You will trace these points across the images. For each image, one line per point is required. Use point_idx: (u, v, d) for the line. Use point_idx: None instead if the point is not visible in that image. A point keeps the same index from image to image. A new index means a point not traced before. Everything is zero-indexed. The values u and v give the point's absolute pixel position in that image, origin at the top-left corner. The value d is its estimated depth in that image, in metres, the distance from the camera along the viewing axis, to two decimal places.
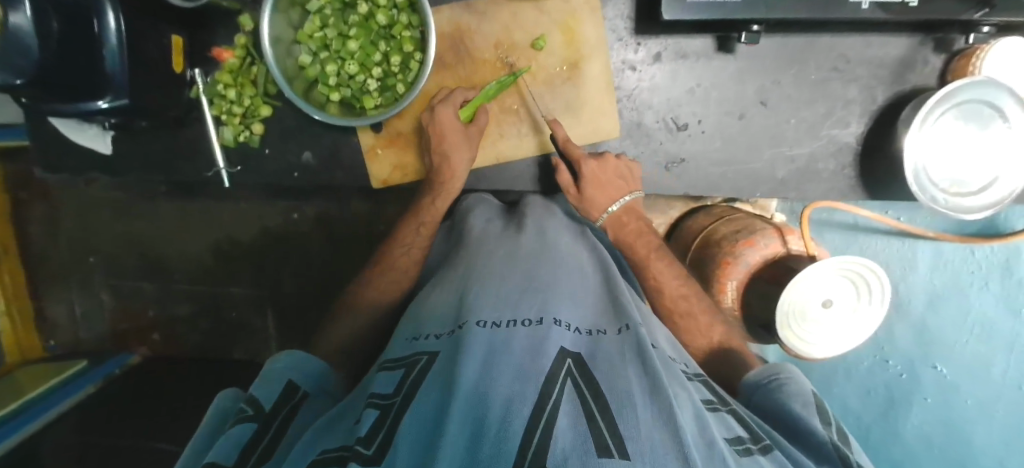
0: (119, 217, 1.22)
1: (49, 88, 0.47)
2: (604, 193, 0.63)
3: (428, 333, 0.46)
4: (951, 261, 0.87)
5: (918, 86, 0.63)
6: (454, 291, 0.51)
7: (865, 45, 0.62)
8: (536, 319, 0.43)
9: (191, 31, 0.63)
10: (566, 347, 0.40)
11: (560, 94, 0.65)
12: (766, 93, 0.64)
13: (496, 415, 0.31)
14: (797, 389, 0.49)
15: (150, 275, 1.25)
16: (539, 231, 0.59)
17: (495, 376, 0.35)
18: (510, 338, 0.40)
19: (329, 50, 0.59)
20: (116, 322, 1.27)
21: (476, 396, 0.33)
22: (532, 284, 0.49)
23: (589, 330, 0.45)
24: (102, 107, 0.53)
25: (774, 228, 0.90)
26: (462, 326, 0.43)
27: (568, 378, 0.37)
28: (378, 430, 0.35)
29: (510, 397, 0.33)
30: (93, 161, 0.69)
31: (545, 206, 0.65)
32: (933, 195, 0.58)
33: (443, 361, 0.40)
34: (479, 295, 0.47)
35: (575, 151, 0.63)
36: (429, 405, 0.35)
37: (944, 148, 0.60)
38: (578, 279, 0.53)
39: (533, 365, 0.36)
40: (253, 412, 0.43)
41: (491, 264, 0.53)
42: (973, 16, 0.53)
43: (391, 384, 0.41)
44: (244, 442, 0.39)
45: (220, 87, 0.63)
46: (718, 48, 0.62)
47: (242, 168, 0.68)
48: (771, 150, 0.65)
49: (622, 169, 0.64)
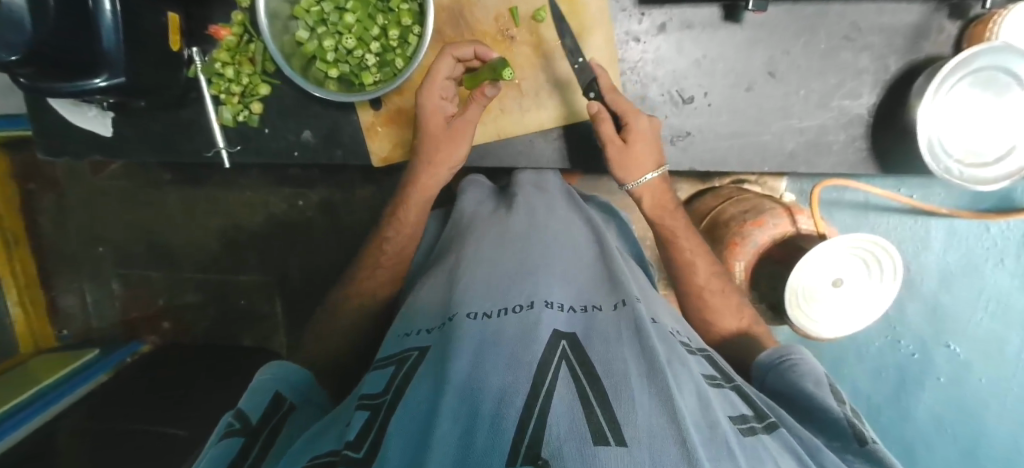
0: (126, 206, 1.22)
1: (43, 62, 0.47)
2: (632, 157, 0.59)
3: (420, 328, 0.46)
4: (965, 237, 0.85)
5: (932, 55, 0.61)
6: (445, 282, 0.51)
7: (877, 13, 0.60)
8: (527, 304, 0.42)
9: (188, 8, 0.62)
10: (560, 329, 0.40)
11: (562, 67, 0.63)
12: (774, 63, 0.62)
13: (488, 408, 0.31)
14: (810, 368, 0.51)
15: (159, 264, 1.26)
16: (529, 210, 0.58)
17: (486, 370, 0.34)
18: (502, 326, 0.39)
19: (327, 24, 0.58)
20: (126, 311, 1.28)
21: (468, 389, 0.33)
22: (524, 267, 0.48)
23: (584, 307, 0.45)
24: (100, 85, 0.53)
25: (783, 208, 0.90)
26: (452, 318, 0.42)
27: (562, 361, 0.36)
28: (368, 434, 0.35)
29: (503, 388, 0.33)
30: (94, 145, 0.69)
31: (536, 185, 0.64)
32: (947, 167, 0.57)
33: (433, 354, 0.40)
34: (468, 285, 0.46)
35: (627, 107, 0.58)
36: (422, 398, 0.35)
37: (957, 117, 0.58)
38: (571, 255, 0.52)
39: (525, 352, 0.36)
40: (241, 427, 0.43)
41: (481, 249, 0.52)
42: None
43: (381, 383, 0.41)
44: (231, 456, 0.39)
45: (218, 66, 0.62)
46: (725, 17, 0.60)
47: (242, 148, 0.67)
48: (780, 122, 0.63)
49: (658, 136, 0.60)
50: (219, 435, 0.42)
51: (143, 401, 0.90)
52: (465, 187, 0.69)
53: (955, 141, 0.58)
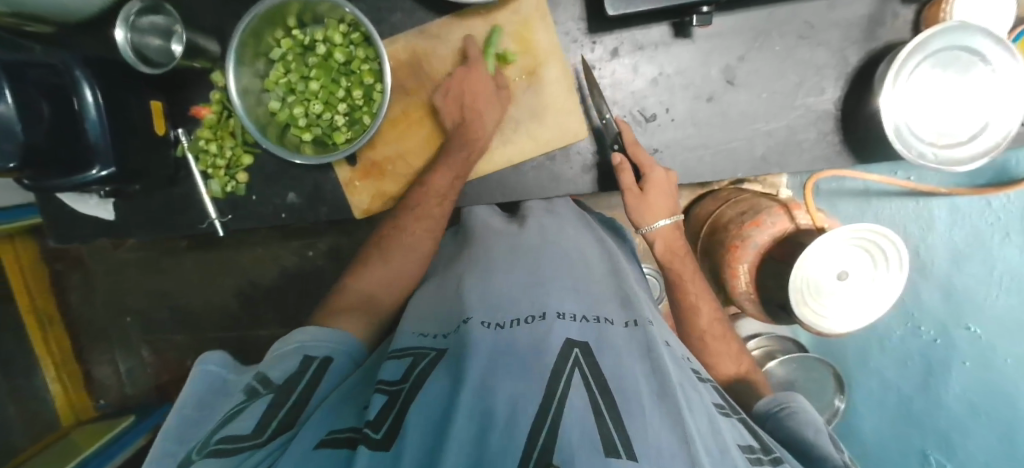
0: (147, 276, 1.28)
1: (38, 157, 0.51)
2: (649, 205, 0.62)
3: (435, 333, 0.48)
4: (969, 214, 0.82)
5: (891, 42, 0.61)
6: (450, 294, 0.53)
7: (828, 8, 0.60)
8: (539, 315, 0.44)
9: (171, 95, 0.67)
10: (572, 338, 0.41)
11: (523, 102, 0.64)
12: (732, 71, 0.62)
13: (502, 412, 0.33)
14: (806, 416, 0.51)
15: (182, 327, 1.30)
16: (539, 227, 0.60)
17: (500, 379, 0.36)
18: (514, 337, 0.41)
19: (296, 93, 0.62)
20: (157, 376, 1.33)
21: (483, 391, 0.35)
22: (536, 278, 0.50)
23: (596, 318, 0.45)
24: (101, 175, 0.57)
25: (780, 205, 0.89)
26: (464, 322, 0.44)
27: (574, 370, 0.37)
28: (388, 414, 0.36)
29: (516, 396, 0.35)
30: (101, 228, 0.73)
31: (547, 209, 0.64)
32: (920, 152, 0.56)
33: (449, 358, 0.41)
34: (483, 293, 0.48)
35: (646, 159, 0.61)
36: (435, 392, 0.37)
37: (924, 100, 0.57)
38: (580, 267, 0.54)
39: (538, 362, 0.38)
40: (265, 391, 0.43)
41: (493, 259, 0.54)
42: None
43: (399, 371, 0.42)
44: (261, 419, 0.40)
45: (202, 143, 0.66)
46: (675, 34, 0.62)
47: (233, 216, 0.70)
48: (746, 128, 0.64)
49: (674, 191, 0.63)
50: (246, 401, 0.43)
51: None
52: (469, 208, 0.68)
53: (927, 126, 0.58)
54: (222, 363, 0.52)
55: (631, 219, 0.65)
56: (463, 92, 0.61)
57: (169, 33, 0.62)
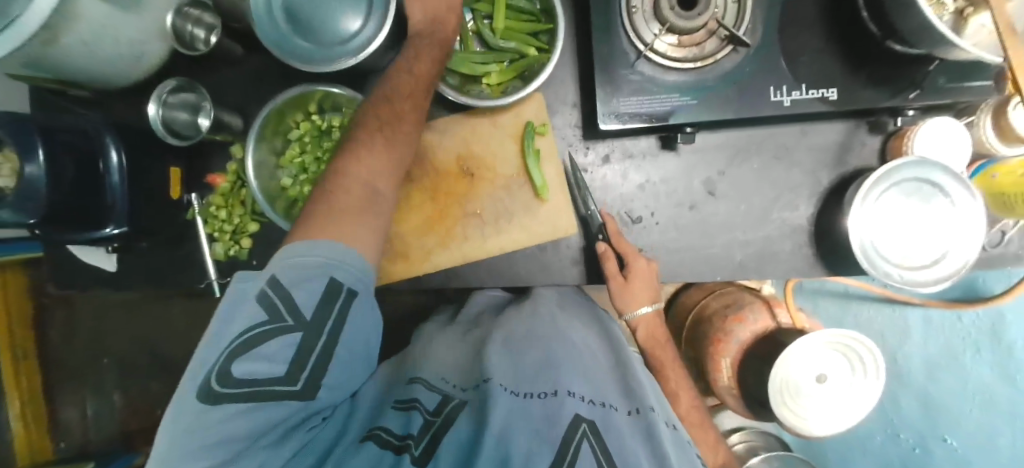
0: (134, 318, 1.27)
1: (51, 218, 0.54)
2: (635, 296, 0.65)
3: (455, 385, 0.55)
4: (942, 327, 0.87)
5: (859, 167, 0.67)
6: (470, 357, 0.60)
7: (802, 134, 0.67)
8: (551, 392, 0.49)
9: (190, 160, 0.70)
10: (581, 414, 0.47)
11: (518, 198, 0.67)
12: (713, 184, 0.68)
13: (517, 464, 0.40)
14: None
15: (160, 373, 1.28)
16: (549, 316, 0.63)
17: (517, 436, 0.43)
18: (528, 407, 0.48)
19: (308, 171, 0.67)
20: (126, 421, 1.29)
21: (503, 441, 0.42)
22: (549, 362, 0.55)
23: (603, 403, 0.50)
24: (112, 232, 0.61)
25: (762, 301, 0.94)
26: (486, 382, 0.51)
27: (582, 441, 0.43)
28: (427, 432, 0.46)
29: (529, 454, 0.42)
30: (98, 279, 0.74)
31: (558, 302, 0.68)
32: (886, 271, 0.60)
33: (471, 410, 0.48)
34: (499, 364, 0.55)
35: (631, 250, 0.64)
36: (464, 431, 0.45)
37: (888, 223, 0.62)
38: (589, 357, 0.59)
39: (551, 431, 0.44)
40: (292, 322, 0.43)
41: (513, 329, 0.61)
42: (908, 96, 0.59)
43: (433, 403, 0.50)
44: (291, 358, 0.42)
45: (213, 209, 0.70)
46: (662, 146, 0.67)
47: (231, 279, 0.71)
48: (726, 236, 0.68)
49: (655, 282, 0.66)
50: (270, 324, 0.42)
51: None
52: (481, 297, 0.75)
53: (893, 248, 0.62)
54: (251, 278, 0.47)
55: (615, 305, 0.68)
56: (489, 153, 0.68)
57: (197, 109, 0.67)
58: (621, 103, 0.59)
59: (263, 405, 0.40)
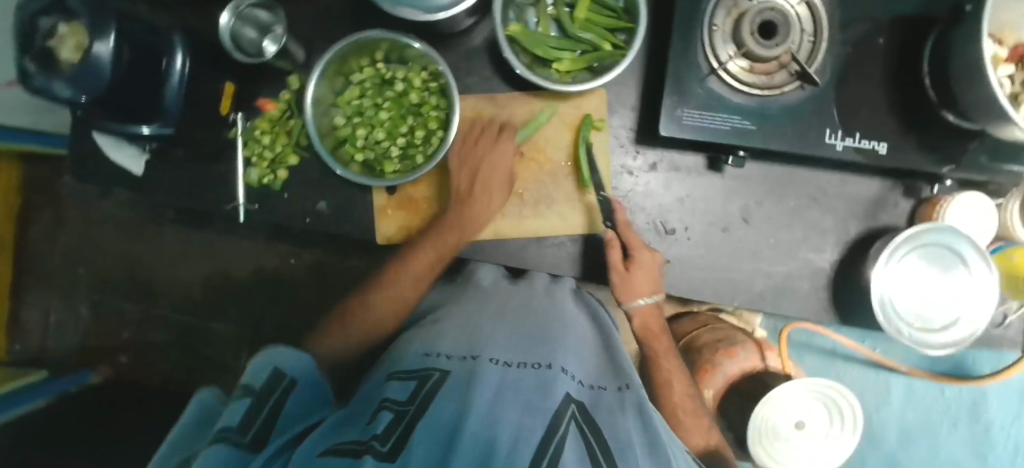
0: (120, 237, 1.22)
1: (92, 106, 0.54)
2: (640, 284, 0.65)
3: (442, 352, 0.48)
4: (924, 396, 0.91)
5: (887, 225, 0.69)
6: (459, 329, 0.54)
7: (841, 183, 0.69)
8: (545, 364, 0.46)
9: (244, 78, 0.69)
10: (571, 393, 0.44)
11: (562, 186, 0.69)
12: (748, 212, 0.69)
13: (505, 442, 0.33)
14: None
15: (134, 296, 1.23)
16: (549, 290, 0.64)
17: (506, 406, 0.38)
18: (520, 376, 0.43)
19: (363, 116, 0.67)
20: (87, 339, 1.23)
21: (490, 415, 0.36)
22: (544, 337, 0.52)
23: (592, 385, 0.50)
24: (145, 132, 0.59)
25: (754, 342, 0.95)
26: (474, 357, 0.46)
27: (573, 421, 0.39)
28: (394, 430, 0.36)
29: (521, 425, 0.36)
30: (120, 179, 0.73)
31: (547, 289, 0.64)
32: (898, 327, 0.63)
33: (455, 380, 0.42)
34: (493, 337, 0.50)
35: (633, 237, 0.65)
36: (445, 410, 0.37)
37: (909, 282, 0.64)
38: (581, 341, 0.57)
39: (542, 402, 0.40)
40: (244, 397, 0.43)
41: (504, 314, 0.56)
42: (940, 169, 0.62)
43: (406, 392, 0.43)
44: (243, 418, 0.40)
45: (257, 133, 0.69)
46: (708, 166, 0.69)
47: (260, 206, 0.72)
48: (750, 264, 0.70)
49: (660, 270, 0.66)
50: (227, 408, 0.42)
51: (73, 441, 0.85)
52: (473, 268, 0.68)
53: (907, 306, 0.64)
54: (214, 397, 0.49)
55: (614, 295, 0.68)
56: (540, 137, 0.69)
57: (265, 30, 0.67)
58: (686, 114, 0.61)
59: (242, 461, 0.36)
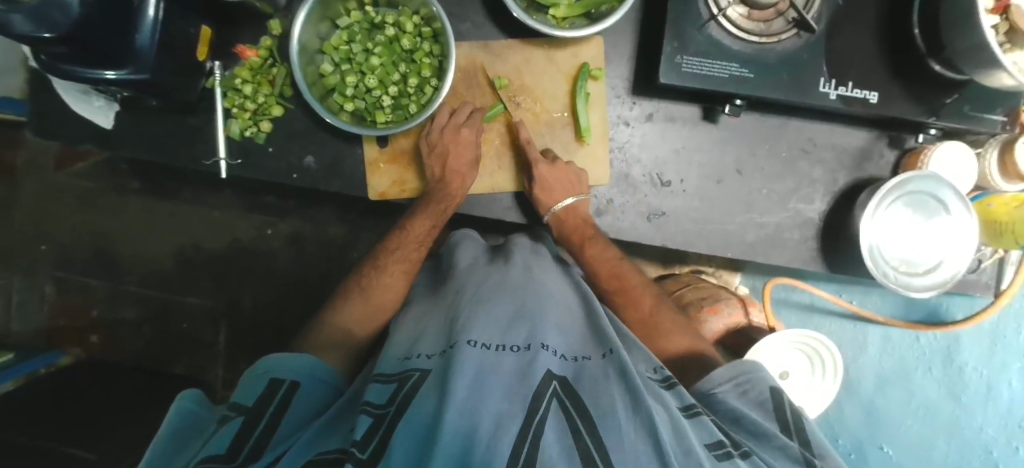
0: (83, 208, 1.15)
1: (53, 48, 0.46)
2: (551, 192, 0.65)
3: (421, 353, 0.43)
4: (898, 345, 0.96)
5: (873, 176, 0.71)
6: (439, 320, 0.49)
7: (831, 132, 0.70)
8: (524, 345, 0.40)
9: (220, 26, 0.65)
10: (553, 369, 0.38)
11: (559, 137, 0.69)
12: (742, 163, 0.70)
13: (484, 436, 0.29)
14: (758, 394, 0.49)
15: (101, 271, 1.16)
16: (525, 266, 0.57)
17: (485, 395, 0.32)
18: (499, 360, 0.37)
19: (352, 63, 0.64)
20: (51, 317, 1.17)
21: (466, 410, 0.30)
22: (523, 312, 0.46)
23: (575, 356, 0.42)
24: (109, 76, 0.52)
25: (738, 299, 0.96)
26: (452, 345, 0.40)
27: (554, 398, 0.34)
28: (375, 433, 0.33)
29: (499, 418, 0.30)
30: (87, 134, 0.68)
31: (524, 264, 0.57)
32: (885, 271, 0.65)
33: (432, 380, 0.37)
34: (469, 318, 0.44)
35: (534, 155, 0.65)
36: (423, 414, 0.32)
37: (892, 229, 0.67)
38: (562, 310, 0.51)
39: (521, 386, 0.34)
40: (236, 412, 0.41)
41: (480, 293, 0.50)
42: (925, 120, 0.64)
43: (384, 394, 0.38)
44: (232, 438, 0.38)
45: (237, 82, 0.66)
46: (704, 117, 0.69)
47: (242, 162, 0.68)
48: (743, 215, 0.71)
49: (572, 172, 0.66)
50: (216, 426, 0.40)
51: (48, 420, 0.80)
52: (457, 243, 0.67)
53: (891, 251, 0.67)
54: (198, 400, 0.47)
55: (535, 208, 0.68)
56: (535, 87, 0.68)
57: None
58: (685, 62, 0.61)
59: None
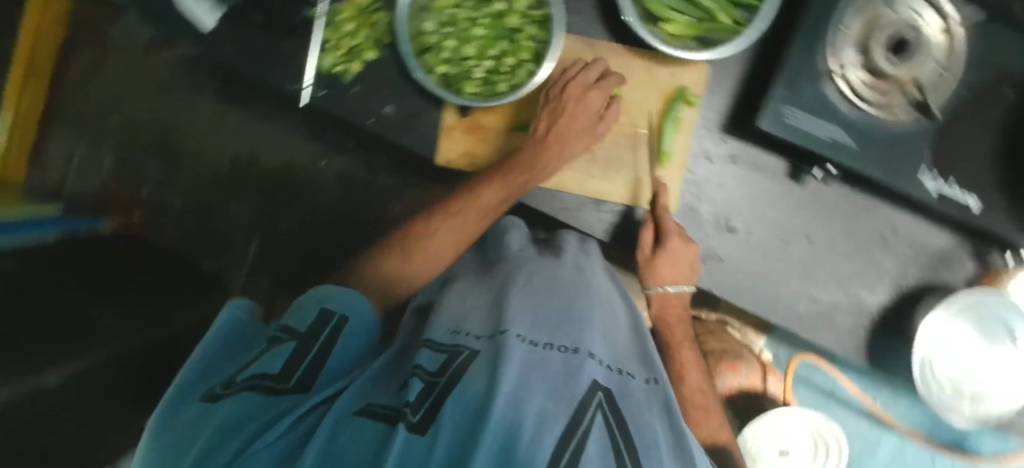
0: (158, 94, 1.19)
1: None
2: (672, 272, 0.63)
3: (471, 331, 0.43)
4: (910, 459, 0.93)
5: (948, 283, 0.67)
6: (489, 296, 0.49)
7: (916, 226, 0.66)
8: (572, 348, 0.39)
9: None
10: (598, 380, 0.37)
11: (636, 152, 0.67)
12: (814, 231, 0.67)
13: (526, 433, 0.28)
14: None
15: (160, 158, 1.21)
16: (577, 265, 0.56)
17: (531, 392, 0.32)
18: (547, 359, 0.37)
19: (455, 27, 0.63)
20: (106, 188, 1.23)
21: (512, 402, 0.30)
22: (573, 313, 0.45)
23: (621, 370, 0.42)
24: None
25: (760, 362, 0.95)
26: (501, 331, 0.39)
27: (597, 411, 0.33)
28: (427, 398, 0.33)
29: (543, 416, 0.30)
30: (187, 29, 0.70)
31: (576, 264, 0.56)
32: (932, 386, 0.68)
33: (480, 362, 0.37)
34: (520, 308, 0.43)
35: (670, 225, 0.62)
36: (471, 396, 0.32)
37: (956, 347, 0.69)
38: (610, 317, 0.50)
39: (565, 391, 0.34)
40: (288, 336, 0.43)
41: (531, 284, 0.49)
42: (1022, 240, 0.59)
43: (436, 363, 0.38)
44: (286, 358, 0.40)
45: (340, 18, 0.67)
46: (789, 174, 0.66)
47: (325, 94, 0.69)
48: (800, 284, 0.68)
49: (695, 260, 0.64)
50: (268, 343, 0.42)
51: None
52: (504, 228, 0.67)
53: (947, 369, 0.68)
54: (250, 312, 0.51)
55: (640, 275, 0.68)
56: (627, 96, 0.66)
57: None
58: (790, 113, 0.58)
59: (274, 407, 0.35)
